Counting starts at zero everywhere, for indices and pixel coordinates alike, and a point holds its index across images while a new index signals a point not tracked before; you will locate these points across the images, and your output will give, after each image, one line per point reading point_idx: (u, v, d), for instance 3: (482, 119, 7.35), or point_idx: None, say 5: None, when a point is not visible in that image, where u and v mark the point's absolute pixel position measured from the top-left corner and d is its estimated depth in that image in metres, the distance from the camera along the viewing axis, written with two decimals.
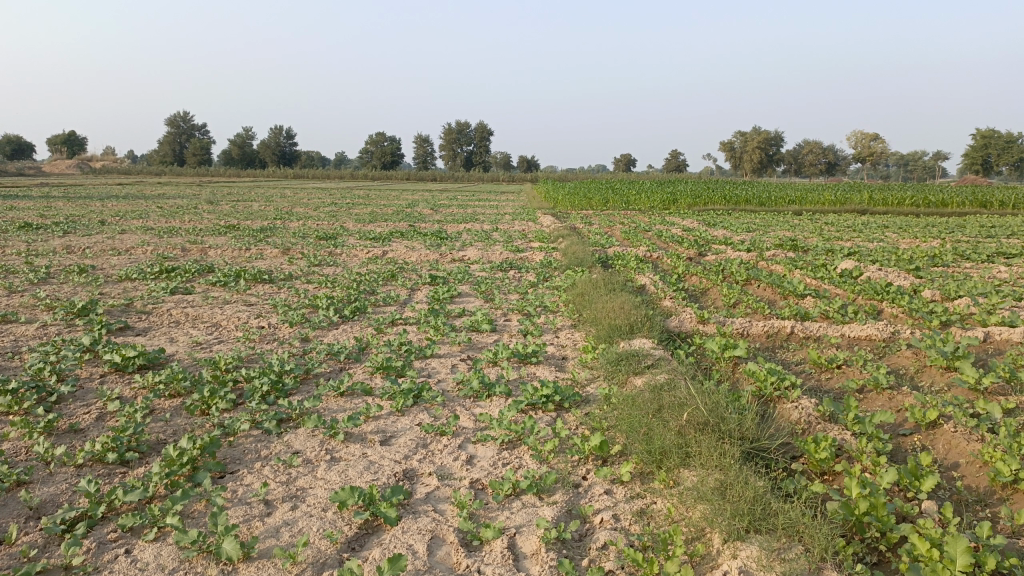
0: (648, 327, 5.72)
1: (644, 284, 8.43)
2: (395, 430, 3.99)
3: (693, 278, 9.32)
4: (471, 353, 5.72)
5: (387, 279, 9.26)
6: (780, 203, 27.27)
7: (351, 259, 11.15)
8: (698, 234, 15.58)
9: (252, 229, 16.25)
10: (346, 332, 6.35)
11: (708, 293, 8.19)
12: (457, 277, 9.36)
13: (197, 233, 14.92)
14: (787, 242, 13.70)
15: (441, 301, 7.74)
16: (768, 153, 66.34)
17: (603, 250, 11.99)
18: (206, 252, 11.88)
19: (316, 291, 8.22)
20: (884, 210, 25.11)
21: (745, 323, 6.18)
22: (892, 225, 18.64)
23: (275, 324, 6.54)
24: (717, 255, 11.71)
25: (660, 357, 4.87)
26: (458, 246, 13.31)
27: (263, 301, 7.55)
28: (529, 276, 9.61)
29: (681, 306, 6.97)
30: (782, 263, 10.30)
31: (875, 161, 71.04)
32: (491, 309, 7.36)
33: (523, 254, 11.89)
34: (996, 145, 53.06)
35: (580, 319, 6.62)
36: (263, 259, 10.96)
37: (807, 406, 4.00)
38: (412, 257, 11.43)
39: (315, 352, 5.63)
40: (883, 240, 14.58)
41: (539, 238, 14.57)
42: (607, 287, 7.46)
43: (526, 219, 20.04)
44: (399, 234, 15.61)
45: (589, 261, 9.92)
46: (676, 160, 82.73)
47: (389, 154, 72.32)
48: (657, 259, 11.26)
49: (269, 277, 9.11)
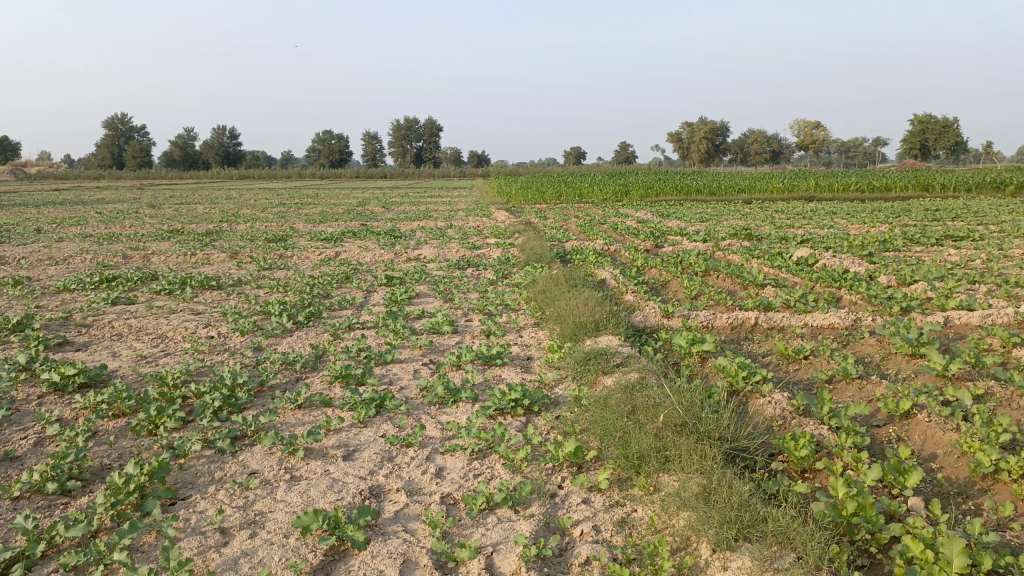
0: (613, 324, 5.62)
1: (604, 279, 8.34)
2: (358, 443, 3.79)
3: (652, 271, 9.27)
4: (434, 356, 5.54)
5: (341, 282, 9.00)
6: (730, 192, 27.60)
7: (303, 261, 10.84)
8: (653, 225, 15.60)
9: (198, 233, 15.74)
10: (302, 339, 6.11)
11: (669, 286, 8.14)
12: (414, 277, 9.15)
13: (140, 239, 14.38)
14: (741, 231, 13.80)
15: (399, 303, 7.54)
16: (715, 144, 67.26)
17: (560, 244, 11.89)
18: (150, 258, 11.43)
19: (268, 297, 7.93)
20: (831, 196, 25.57)
21: (709, 316, 6.12)
22: (840, 211, 18.95)
23: (225, 333, 6.26)
24: (673, 246, 11.71)
25: (628, 355, 4.77)
26: (412, 244, 13.06)
27: (212, 309, 7.25)
28: (487, 273, 9.45)
29: (643, 300, 6.89)
30: (739, 253, 10.33)
31: (818, 148, 72.56)
32: (451, 309, 7.18)
33: (479, 251, 11.73)
34: (932, 130, 54.69)
35: (543, 317, 6.48)
36: (211, 264, 10.59)
37: (781, 401, 3.92)
38: (366, 257, 11.17)
39: (269, 362, 5.38)
40: (834, 227, 14.78)
41: (495, 234, 14.41)
42: (568, 284, 7.35)
43: (480, 215, 19.87)
44: (351, 234, 15.28)
45: (547, 256, 9.80)
46: (625, 152, 83.34)
47: (337, 152, 71.31)
48: (614, 252, 11.21)
49: (217, 283, 8.77)
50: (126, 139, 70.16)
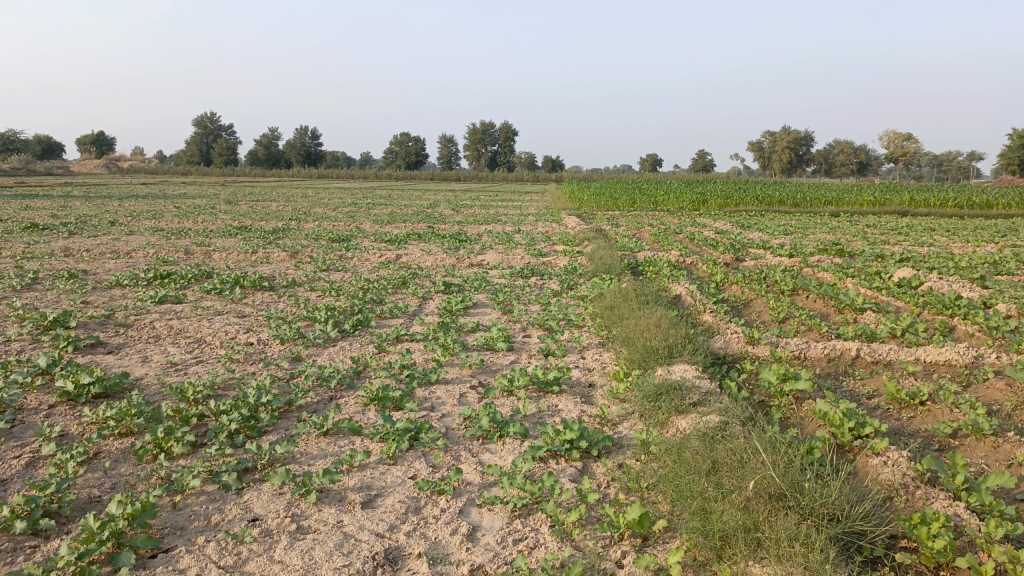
0: (690, 350, 4.92)
1: (679, 295, 7.61)
2: (382, 485, 3.22)
3: (733, 287, 8.47)
4: (485, 378, 4.95)
5: (398, 287, 8.52)
6: (815, 205, 26.22)
7: (362, 263, 10.45)
8: (733, 237, 14.66)
9: (265, 230, 15.63)
10: (344, 350, 5.62)
11: (752, 306, 7.35)
12: (473, 285, 8.59)
13: (207, 235, 14.33)
14: (830, 246, 12.79)
15: (454, 313, 6.99)
16: (798, 154, 64.90)
17: (632, 254, 11.18)
18: (210, 255, 11.24)
19: (318, 301, 7.50)
20: (926, 212, 23.92)
21: (802, 345, 5.34)
22: (939, 228, 17.55)
23: (265, 340, 5.82)
24: (755, 260, 10.86)
25: (708, 392, 4.08)
26: (477, 249, 12.55)
27: (258, 311, 6.85)
28: (552, 284, 8.82)
29: (724, 322, 6.15)
30: (830, 270, 9.41)
31: (909, 161, 69.15)
32: (510, 323, 6.59)
33: (546, 258, 11.11)
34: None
35: (609, 337, 5.82)
36: (269, 263, 10.28)
37: (899, 465, 3.17)
38: (427, 262, 10.69)
39: (304, 375, 4.89)
40: (934, 245, 13.55)
41: (564, 241, 13.75)
42: (640, 299, 6.65)
43: (550, 221, 19.29)
44: (416, 236, 14.87)
45: (618, 267, 9.10)
46: (703, 160, 81.36)
47: (413, 154, 71.91)
48: (690, 264, 10.42)
49: (270, 284, 8.41)
50: (212, 137, 72.40)
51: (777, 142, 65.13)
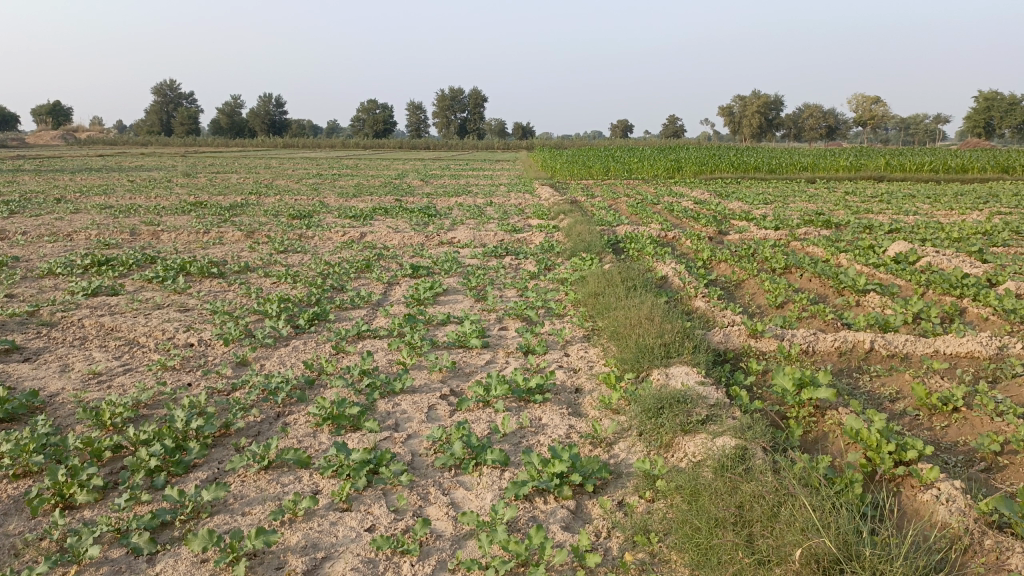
0: (689, 348, 4.34)
1: (666, 276, 7.03)
2: (331, 545, 2.61)
3: (722, 265, 7.90)
4: (457, 384, 4.34)
5: (361, 271, 7.83)
6: (791, 171, 25.80)
7: (324, 243, 9.73)
8: (713, 207, 14.10)
9: (222, 206, 14.76)
10: (297, 351, 4.96)
11: (745, 287, 6.80)
12: (443, 267, 7.93)
13: (158, 212, 13.46)
14: (815, 216, 12.30)
15: (422, 301, 6.34)
16: (768, 119, 64.52)
17: (611, 229, 10.58)
18: (159, 235, 10.45)
19: (272, 290, 6.81)
20: (901, 177, 23.60)
21: (809, 337, 4.80)
22: (920, 195, 17.18)
23: (207, 340, 5.14)
24: (740, 233, 10.32)
25: (716, 404, 3.51)
26: (447, 224, 11.87)
27: (202, 304, 6.15)
28: (528, 265, 8.19)
29: (720, 309, 5.60)
30: (822, 245, 8.90)
31: (878, 125, 69.21)
32: (484, 314, 5.96)
33: (520, 234, 10.47)
34: (999, 107, 51.52)
35: (596, 330, 5.24)
36: (222, 245, 9.52)
37: (957, 504, 2.64)
38: (393, 240, 9.99)
39: (248, 385, 4.24)
40: (919, 213, 13.13)
41: (538, 214, 13.08)
42: (627, 284, 6.06)
43: (522, 192, 18.62)
44: (382, 211, 14.13)
45: (598, 245, 8.49)
46: (674, 124, 80.79)
47: (380, 122, 70.33)
48: (672, 240, 9.85)
49: (220, 269, 7.69)
50: (174, 106, 70.19)
51: (747, 106, 64.73)
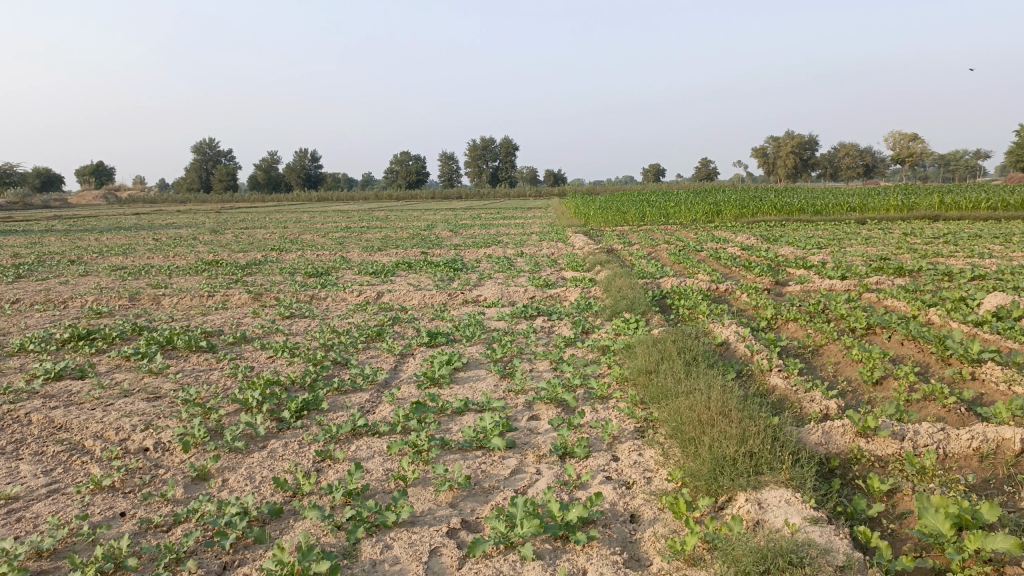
0: (783, 456, 3.22)
1: (727, 342, 5.90)
2: None
3: (790, 324, 6.75)
4: (471, 511, 3.24)
5: (371, 340, 6.82)
6: (838, 211, 24.55)
7: (336, 305, 8.80)
8: (764, 253, 12.95)
9: (239, 264, 13.99)
10: (272, 457, 3.92)
11: (826, 355, 5.63)
12: (465, 333, 6.89)
13: (170, 273, 12.73)
14: (881, 262, 11.10)
15: (437, 380, 5.29)
16: (803, 159, 63.15)
17: (654, 282, 9.52)
18: (161, 300, 9.62)
19: (264, 369, 5.81)
20: (958, 215, 22.17)
21: (936, 434, 3.63)
22: (987, 234, 15.86)
23: (165, 446, 4.14)
24: (801, 284, 9.18)
25: (845, 567, 2.39)
26: (473, 280, 10.91)
27: (176, 391, 5.15)
28: (563, 328, 7.12)
29: (805, 391, 4.45)
30: (901, 298, 7.70)
31: (918, 162, 67.56)
32: (509, 398, 4.88)
33: (553, 290, 9.44)
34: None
35: (651, 424, 4.13)
36: (224, 310, 8.63)
37: None
38: (412, 300, 9.00)
39: (195, 517, 3.22)
40: (997, 256, 11.82)
41: (572, 265, 12.06)
42: (685, 356, 4.95)
43: (554, 241, 17.68)
44: (406, 265, 13.24)
45: (643, 303, 7.40)
46: (706, 168, 80.07)
47: (413, 173, 70.52)
48: (725, 293, 8.74)
49: (211, 342, 6.74)
50: (213, 163, 71.26)
51: (782, 147, 63.63)
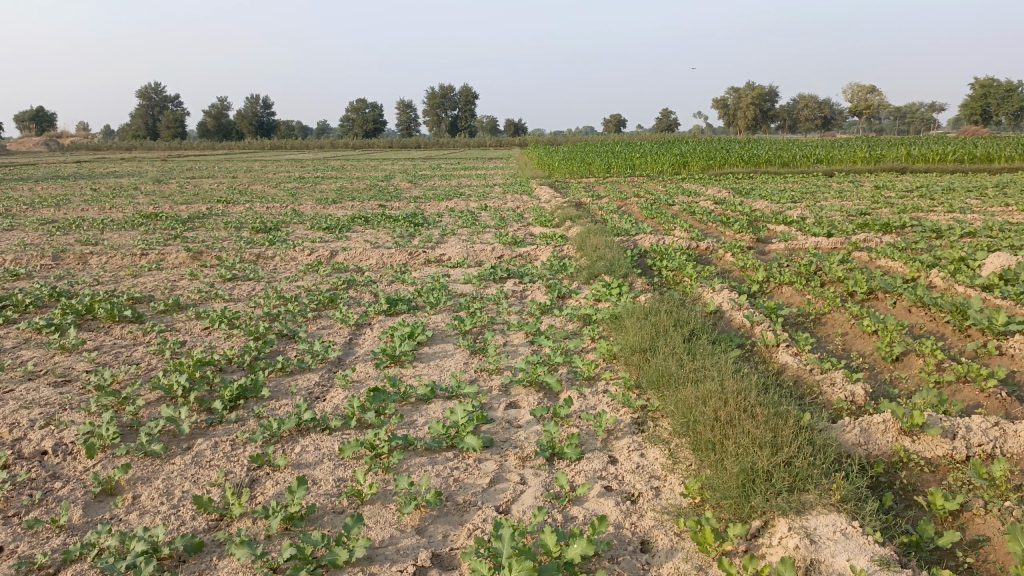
0: (825, 469, 2.64)
1: (720, 309, 5.31)
2: None
3: (784, 287, 6.18)
4: (444, 542, 2.60)
5: (322, 308, 6.07)
6: (804, 164, 24.20)
7: (286, 265, 8.01)
8: (739, 208, 12.40)
9: (180, 217, 12.97)
10: (199, 465, 3.22)
11: (832, 325, 5.08)
12: (429, 298, 6.18)
13: (104, 227, 11.69)
14: (862, 217, 10.64)
15: (399, 359, 4.59)
16: (763, 110, 62.84)
17: (631, 239, 8.90)
18: (90, 259, 8.68)
19: (198, 345, 5.05)
20: (924, 168, 21.95)
21: (990, 431, 3.06)
22: (960, 187, 15.57)
23: (67, 449, 3.40)
24: (784, 242, 8.65)
25: None
26: (435, 236, 10.17)
27: (89, 374, 4.38)
28: (537, 293, 6.46)
29: (824, 374, 3.88)
30: (896, 259, 7.19)
31: (876, 114, 67.75)
32: (481, 381, 4.22)
33: (522, 248, 8.76)
34: (995, 94, 50.11)
35: (651, 416, 3.51)
36: (159, 272, 7.77)
37: None
38: (369, 260, 8.23)
39: (91, 554, 2.53)
40: (977, 211, 11.43)
41: (540, 220, 11.38)
42: (682, 330, 4.34)
43: (519, 194, 16.94)
44: (364, 219, 12.40)
45: (624, 264, 6.78)
46: (667, 119, 79.39)
47: (370, 121, 68.53)
48: (706, 252, 8.16)
49: (139, 311, 5.93)
50: (160, 109, 68.17)
51: (743, 98, 63.15)
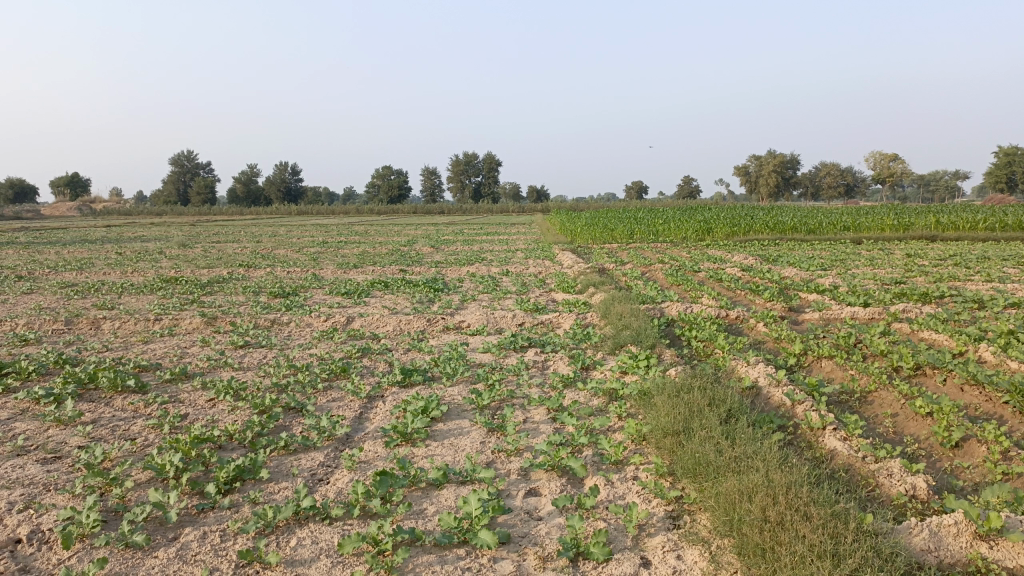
0: None
1: (757, 385, 4.96)
2: None
3: (823, 361, 5.81)
4: None
5: (334, 378, 5.78)
6: (831, 231, 23.90)
7: (300, 332, 7.77)
8: (767, 275, 12.06)
9: (199, 281, 12.88)
10: (183, 560, 2.89)
11: (880, 405, 4.69)
12: (445, 368, 5.88)
13: (123, 291, 11.59)
14: (897, 286, 10.27)
15: (410, 437, 4.27)
16: (785, 178, 62.93)
17: (657, 307, 8.59)
18: (103, 323, 8.51)
19: (200, 419, 4.76)
20: (955, 236, 21.56)
21: None
22: (995, 256, 15.16)
23: (42, 538, 3.09)
24: (818, 311, 8.29)
25: None
26: (455, 302, 9.93)
27: (81, 451, 4.10)
28: (559, 364, 6.14)
29: (880, 466, 3.50)
30: (939, 331, 6.80)
31: (899, 181, 67.59)
32: (499, 463, 3.88)
33: (545, 316, 8.47)
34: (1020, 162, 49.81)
35: (687, 511, 3.15)
36: (170, 338, 7.55)
37: None
38: (386, 327, 7.98)
39: None
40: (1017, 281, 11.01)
41: (563, 286, 11.12)
42: (719, 410, 3.99)
43: (541, 259, 16.76)
44: (383, 284, 12.22)
45: (651, 335, 6.45)
46: (689, 186, 79.78)
47: (395, 187, 69.55)
48: (735, 322, 7.82)
49: (144, 380, 5.67)
50: (190, 175, 69.71)
51: (766, 165, 63.37)
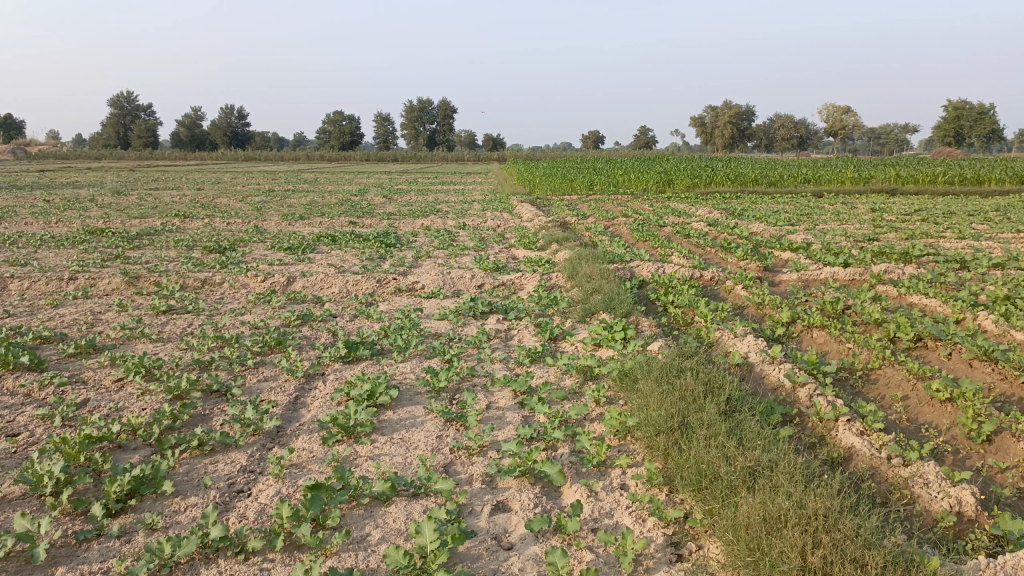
0: None
1: (750, 362, 4.39)
2: None
3: (814, 331, 5.27)
4: None
5: (267, 351, 5.05)
6: (792, 183, 23.55)
7: (235, 294, 6.96)
8: (736, 230, 11.52)
9: (129, 233, 11.85)
10: None
11: (887, 387, 4.18)
12: (396, 340, 5.18)
13: (40, 244, 10.52)
14: (872, 243, 9.81)
15: (352, 432, 3.58)
16: (742, 129, 62.67)
17: (626, 266, 7.98)
18: (10, 282, 7.56)
19: (101, 407, 3.99)
20: (914, 189, 21.39)
21: None
22: (960, 211, 14.89)
23: None
24: (796, 272, 7.77)
25: None
26: (408, 259, 9.17)
27: None
28: (524, 334, 5.49)
29: (912, 473, 2.97)
30: (931, 296, 6.32)
31: (852, 134, 67.95)
32: (460, 467, 3.24)
33: (506, 276, 7.79)
34: (968, 116, 50.30)
35: (694, 536, 2.57)
36: (83, 301, 6.67)
37: None
38: (331, 288, 7.22)
39: None
40: (991, 238, 10.67)
41: (524, 242, 10.43)
42: (717, 399, 3.40)
43: (499, 211, 16.00)
44: (331, 238, 11.36)
45: (626, 300, 5.83)
46: (645, 136, 79.12)
47: (347, 134, 67.49)
48: (711, 284, 7.25)
49: (41, 356, 4.85)
50: (131, 118, 66.47)
51: (722, 116, 62.93)
